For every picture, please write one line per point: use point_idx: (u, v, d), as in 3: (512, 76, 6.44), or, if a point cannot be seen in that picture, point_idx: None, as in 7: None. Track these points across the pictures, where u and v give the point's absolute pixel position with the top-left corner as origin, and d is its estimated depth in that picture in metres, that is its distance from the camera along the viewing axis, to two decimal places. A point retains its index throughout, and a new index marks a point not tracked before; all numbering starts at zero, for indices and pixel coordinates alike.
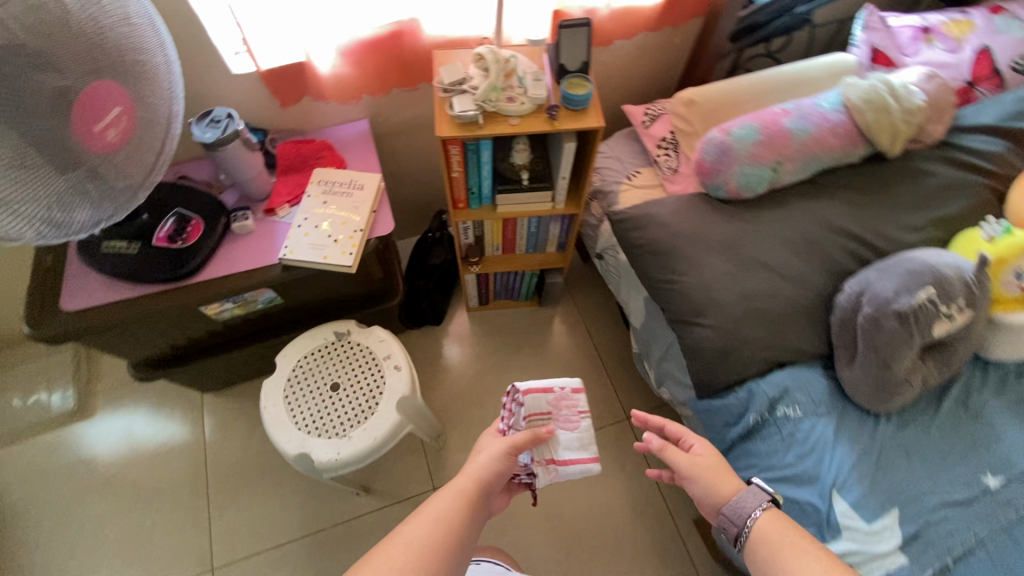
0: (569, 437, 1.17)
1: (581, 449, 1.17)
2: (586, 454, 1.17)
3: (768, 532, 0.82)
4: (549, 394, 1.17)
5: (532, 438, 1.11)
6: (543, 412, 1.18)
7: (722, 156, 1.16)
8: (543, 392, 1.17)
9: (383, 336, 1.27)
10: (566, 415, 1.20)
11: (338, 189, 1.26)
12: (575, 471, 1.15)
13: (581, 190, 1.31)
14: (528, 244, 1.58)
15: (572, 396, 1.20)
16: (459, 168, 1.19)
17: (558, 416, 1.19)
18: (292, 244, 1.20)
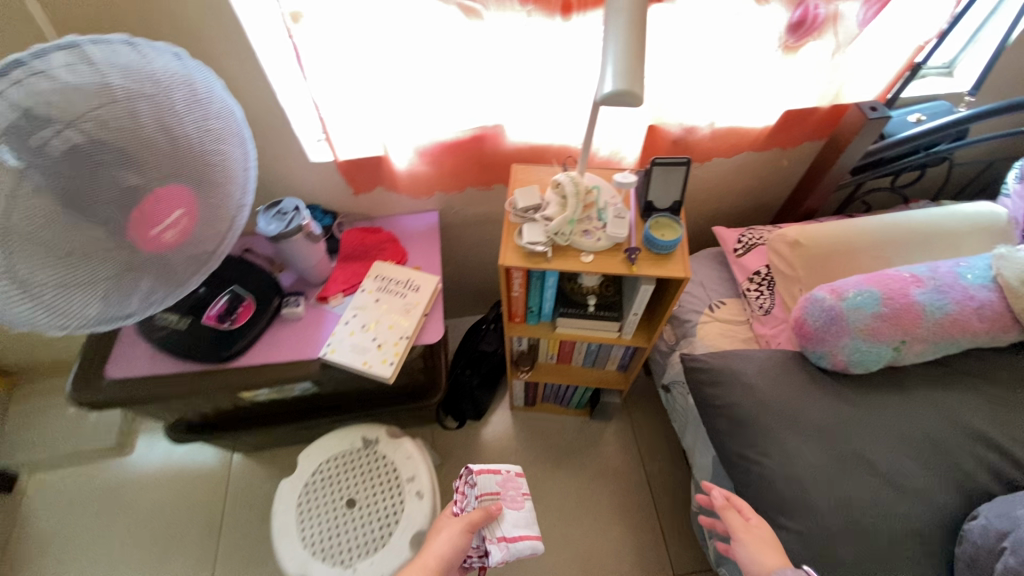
0: (513, 511, 1.06)
1: (525, 524, 1.04)
2: (531, 528, 1.04)
3: None
4: (496, 472, 1.11)
5: (481, 511, 1.02)
6: (491, 493, 1.09)
7: (832, 324, 0.96)
8: (492, 472, 1.11)
9: (411, 453, 1.17)
10: (513, 496, 1.10)
11: (394, 287, 1.20)
12: (524, 546, 1.01)
13: (653, 325, 1.16)
14: (586, 359, 1.44)
15: (513, 475, 1.13)
16: (521, 289, 1.09)
17: (503, 495, 1.09)
18: (335, 341, 1.13)
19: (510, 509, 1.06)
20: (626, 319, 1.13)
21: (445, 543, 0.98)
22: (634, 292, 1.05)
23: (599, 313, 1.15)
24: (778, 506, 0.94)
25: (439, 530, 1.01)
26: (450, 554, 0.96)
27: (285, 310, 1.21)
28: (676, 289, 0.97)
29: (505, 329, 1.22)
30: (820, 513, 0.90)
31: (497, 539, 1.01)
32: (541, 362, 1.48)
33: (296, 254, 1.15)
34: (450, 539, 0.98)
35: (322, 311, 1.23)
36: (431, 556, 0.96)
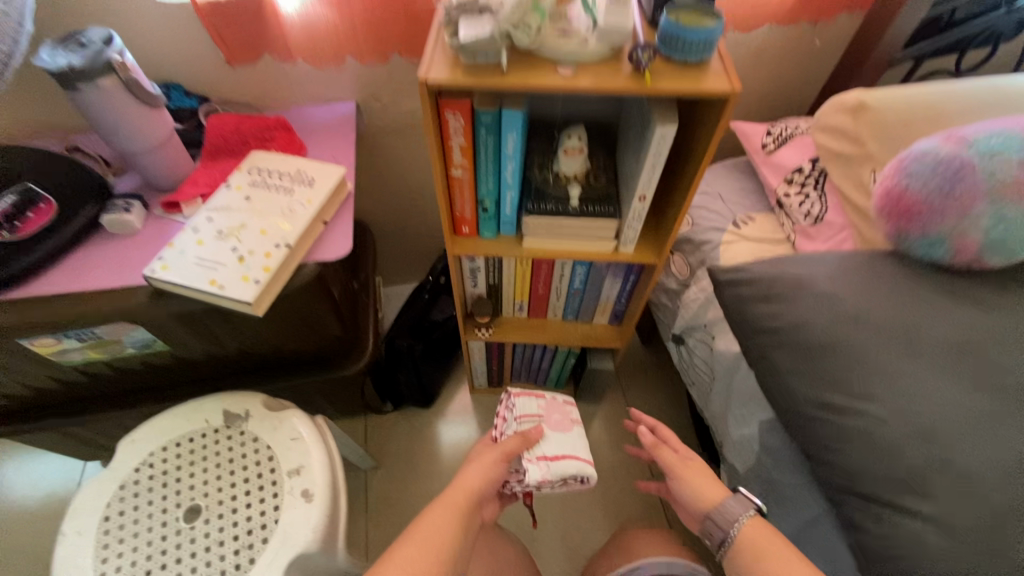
0: (554, 436, 0.83)
1: (569, 446, 0.82)
2: (575, 453, 0.81)
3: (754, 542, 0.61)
4: (537, 395, 0.89)
5: (519, 437, 0.80)
6: (533, 414, 0.87)
7: (956, 183, 0.60)
8: (533, 395, 0.90)
9: (298, 432, 0.75)
10: (557, 421, 0.87)
11: (275, 182, 0.79)
12: (571, 471, 0.79)
13: (664, 230, 0.79)
14: (567, 307, 1.05)
15: (560, 401, 0.90)
16: (466, 162, 0.69)
17: (545, 418, 0.87)
18: (172, 255, 0.71)
19: (552, 433, 0.84)
20: (625, 215, 0.75)
21: (487, 467, 0.75)
22: (640, 158, 0.68)
23: (585, 208, 0.76)
24: (901, 482, 0.56)
25: (475, 456, 0.79)
26: (485, 488, 0.73)
27: (105, 217, 0.79)
28: (710, 132, 0.61)
29: (446, 246, 0.81)
30: (978, 486, 0.53)
31: (535, 459, 0.80)
32: (506, 316, 1.09)
33: (117, 123, 0.74)
34: (487, 467, 0.76)
35: (172, 224, 0.82)
36: (461, 487, 0.72)
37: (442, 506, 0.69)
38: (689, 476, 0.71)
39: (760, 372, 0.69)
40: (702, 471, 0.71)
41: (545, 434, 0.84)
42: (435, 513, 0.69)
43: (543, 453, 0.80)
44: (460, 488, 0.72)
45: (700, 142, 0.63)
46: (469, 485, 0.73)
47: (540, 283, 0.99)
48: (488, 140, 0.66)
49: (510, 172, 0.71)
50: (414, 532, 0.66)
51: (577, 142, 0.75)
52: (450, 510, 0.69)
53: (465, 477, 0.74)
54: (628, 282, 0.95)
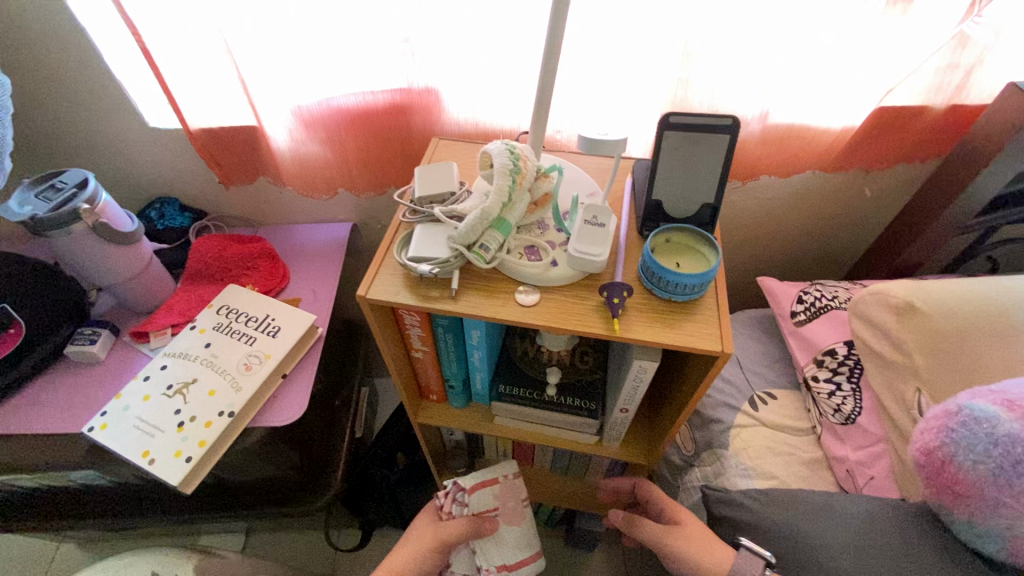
0: (509, 534, 0.77)
1: (525, 546, 0.78)
2: (529, 556, 0.77)
3: None
4: (490, 482, 0.78)
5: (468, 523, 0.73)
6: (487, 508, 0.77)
7: (1015, 475, 0.47)
8: (485, 483, 0.79)
9: None
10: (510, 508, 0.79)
11: (240, 328, 0.75)
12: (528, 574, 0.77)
13: (657, 431, 0.68)
14: (555, 462, 0.94)
15: (513, 480, 0.80)
16: (427, 348, 0.62)
17: (501, 510, 0.78)
18: (115, 411, 0.67)
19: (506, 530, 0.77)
20: (608, 418, 0.65)
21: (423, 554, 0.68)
22: (621, 371, 0.58)
23: (563, 399, 0.67)
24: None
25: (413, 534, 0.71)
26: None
27: (69, 347, 0.76)
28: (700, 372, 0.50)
29: (410, 415, 0.73)
30: None
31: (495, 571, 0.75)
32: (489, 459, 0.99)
33: (89, 261, 0.72)
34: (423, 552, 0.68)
35: (138, 355, 0.79)
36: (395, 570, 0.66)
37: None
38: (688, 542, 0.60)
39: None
40: (699, 526, 0.62)
41: (501, 532, 0.77)
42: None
43: (501, 562, 0.76)
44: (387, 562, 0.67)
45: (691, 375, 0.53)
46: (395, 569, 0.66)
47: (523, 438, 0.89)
48: (447, 333, 0.59)
49: (477, 360, 0.63)
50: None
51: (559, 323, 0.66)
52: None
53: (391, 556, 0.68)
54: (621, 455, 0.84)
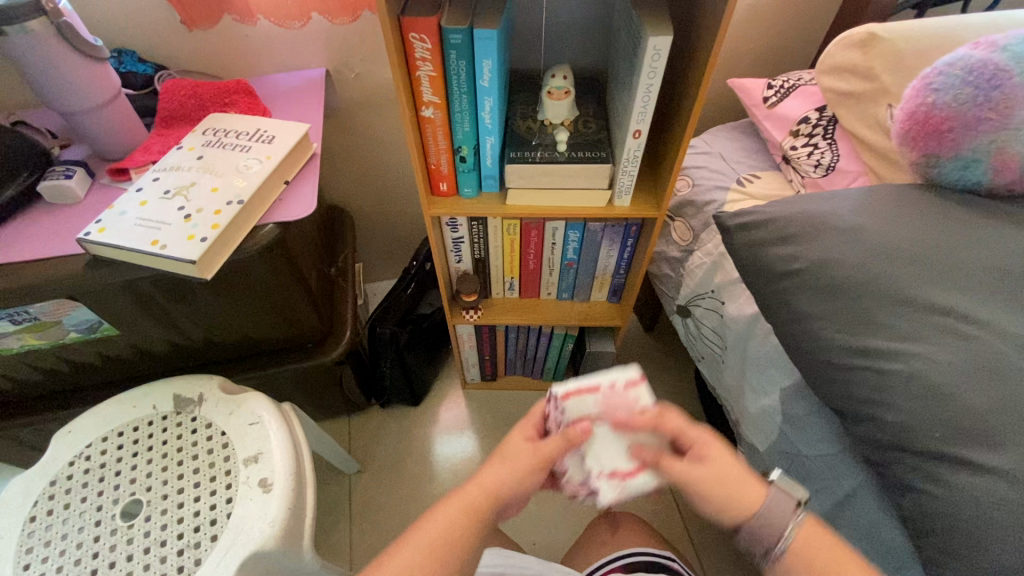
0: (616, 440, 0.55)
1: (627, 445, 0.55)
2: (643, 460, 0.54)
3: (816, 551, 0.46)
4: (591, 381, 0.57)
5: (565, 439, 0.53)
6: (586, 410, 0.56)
7: (992, 89, 0.54)
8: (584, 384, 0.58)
9: (257, 416, 0.66)
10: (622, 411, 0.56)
11: (232, 141, 0.72)
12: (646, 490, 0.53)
13: (663, 181, 0.71)
14: (561, 284, 0.96)
15: (624, 387, 0.58)
16: (437, 98, 0.62)
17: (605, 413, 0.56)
18: (112, 217, 0.64)
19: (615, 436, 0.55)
20: (620, 160, 0.67)
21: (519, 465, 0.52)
22: (631, 88, 0.60)
23: (574, 154, 0.68)
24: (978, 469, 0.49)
25: (512, 441, 0.55)
26: (520, 492, 0.52)
27: (43, 185, 0.70)
28: (710, 38, 0.53)
29: (423, 207, 0.73)
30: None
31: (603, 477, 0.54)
32: (496, 297, 1.00)
33: (51, 78, 0.67)
34: (520, 465, 0.52)
35: (119, 192, 0.74)
36: (493, 486, 0.51)
37: (466, 511, 0.50)
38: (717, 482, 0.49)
39: (776, 321, 0.61)
40: (728, 463, 0.50)
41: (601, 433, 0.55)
42: (444, 511, 0.50)
43: (607, 466, 0.54)
44: (482, 477, 0.52)
45: (698, 60, 0.56)
46: (494, 485, 0.51)
47: (530, 256, 0.90)
48: (460, 67, 0.59)
49: (488, 112, 0.64)
50: (425, 536, 0.49)
51: (561, 82, 0.69)
52: (463, 513, 0.50)
53: (490, 465, 0.53)
54: (626, 252, 0.87)
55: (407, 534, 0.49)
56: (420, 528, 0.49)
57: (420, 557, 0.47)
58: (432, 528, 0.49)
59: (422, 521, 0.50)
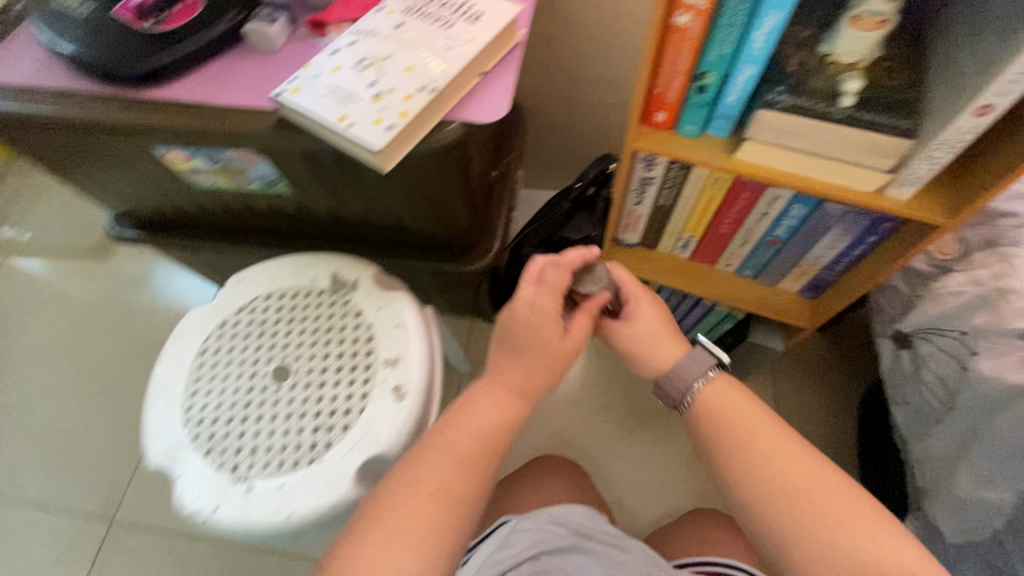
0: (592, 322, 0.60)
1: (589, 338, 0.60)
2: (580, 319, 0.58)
3: (716, 403, 0.53)
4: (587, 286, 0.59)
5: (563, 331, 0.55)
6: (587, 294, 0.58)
7: None
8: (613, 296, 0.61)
9: (402, 319, 0.64)
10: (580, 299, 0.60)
11: (437, 12, 0.63)
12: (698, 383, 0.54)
13: (983, 178, 0.51)
14: (749, 260, 0.79)
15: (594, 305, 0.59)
16: (705, 1, 0.46)
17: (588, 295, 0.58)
18: (307, 78, 0.59)
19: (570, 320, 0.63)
20: (928, 139, 0.48)
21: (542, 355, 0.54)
22: (1018, 39, 0.40)
23: (860, 114, 0.50)
24: None
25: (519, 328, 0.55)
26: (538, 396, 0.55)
27: (250, 25, 0.68)
28: None
29: (627, 136, 0.60)
30: None
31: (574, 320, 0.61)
32: (660, 250, 0.86)
33: None
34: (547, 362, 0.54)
35: (314, 48, 0.69)
36: (534, 353, 0.54)
37: (456, 453, 0.49)
38: (642, 340, 0.58)
39: None
40: (648, 328, 0.58)
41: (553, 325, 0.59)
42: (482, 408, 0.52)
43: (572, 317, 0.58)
44: (449, 438, 0.50)
45: None
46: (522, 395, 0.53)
47: (724, 221, 0.74)
48: None
49: (763, 33, 0.47)
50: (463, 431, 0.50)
51: (885, 6, 0.47)
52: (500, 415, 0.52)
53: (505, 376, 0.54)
54: (857, 248, 0.68)
55: (392, 481, 0.47)
56: (423, 475, 0.47)
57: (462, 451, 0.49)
58: (426, 474, 0.47)
59: (417, 454, 0.49)
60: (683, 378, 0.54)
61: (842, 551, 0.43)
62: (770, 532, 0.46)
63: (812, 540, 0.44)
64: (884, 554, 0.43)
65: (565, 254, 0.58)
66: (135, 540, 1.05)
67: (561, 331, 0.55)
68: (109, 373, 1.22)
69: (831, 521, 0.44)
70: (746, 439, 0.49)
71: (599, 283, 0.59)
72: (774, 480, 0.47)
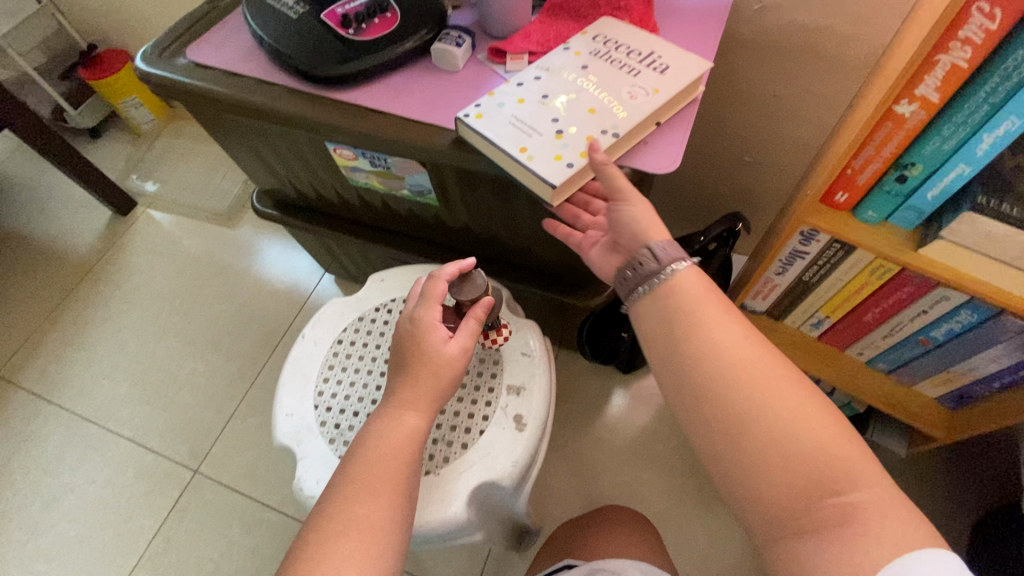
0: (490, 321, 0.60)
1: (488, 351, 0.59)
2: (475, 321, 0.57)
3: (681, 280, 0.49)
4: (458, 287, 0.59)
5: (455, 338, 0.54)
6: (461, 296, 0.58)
7: None
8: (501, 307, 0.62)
9: (530, 348, 0.65)
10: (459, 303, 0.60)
11: (622, 58, 0.64)
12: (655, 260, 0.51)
13: None
14: (888, 353, 0.74)
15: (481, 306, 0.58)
16: (938, 95, 0.45)
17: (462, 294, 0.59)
18: (491, 105, 0.62)
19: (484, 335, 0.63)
20: None
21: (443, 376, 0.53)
22: None
23: None
24: None
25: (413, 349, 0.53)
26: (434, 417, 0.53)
27: (437, 45, 0.71)
28: None
29: (800, 210, 0.58)
30: None
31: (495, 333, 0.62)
32: (784, 323, 0.83)
33: None
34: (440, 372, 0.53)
35: (489, 73, 0.72)
36: (437, 369, 0.52)
37: (373, 491, 0.47)
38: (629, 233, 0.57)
39: None
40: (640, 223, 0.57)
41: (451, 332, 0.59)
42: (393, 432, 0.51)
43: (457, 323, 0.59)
44: (367, 477, 0.48)
45: None
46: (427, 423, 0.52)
47: (871, 310, 0.70)
48: (1018, 69, 0.41)
49: (994, 136, 0.45)
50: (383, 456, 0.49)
51: None
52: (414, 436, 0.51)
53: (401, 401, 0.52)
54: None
55: (324, 506, 0.47)
56: (348, 516, 0.46)
57: (387, 476, 0.48)
58: (353, 513, 0.46)
59: (342, 499, 0.47)
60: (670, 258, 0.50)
61: (777, 444, 0.41)
62: (709, 429, 0.44)
63: (755, 466, 0.42)
64: (836, 460, 0.40)
65: (441, 267, 0.60)
66: (214, 495, 1.11)
67: (444, 343, 0.53)
68: (216, 332, 1.31)
69: (765, 412, 0.42)
70: (694, 332, 0.47)
71: (476, 285, 0.58)
72: (713, 365, 0.45)
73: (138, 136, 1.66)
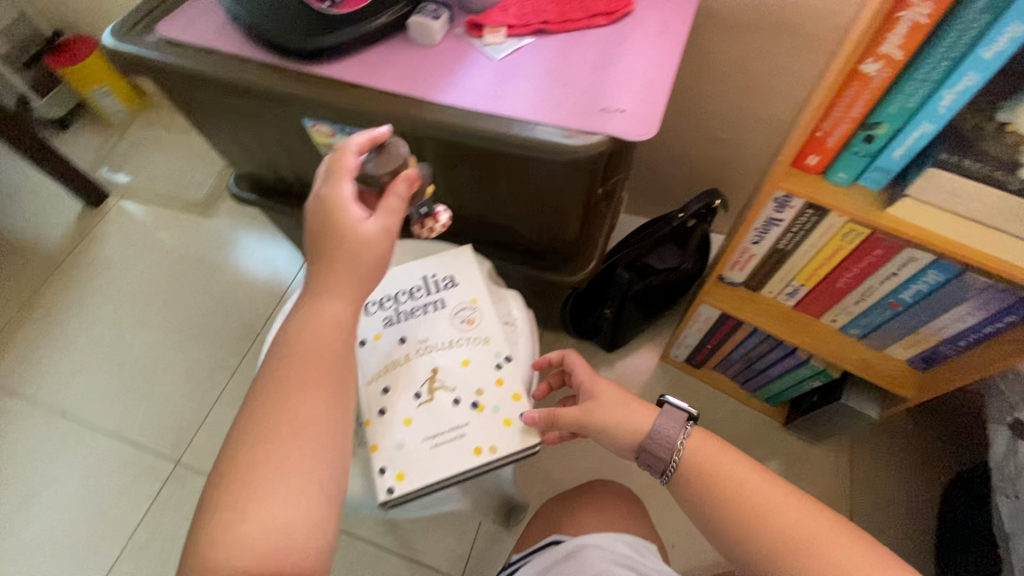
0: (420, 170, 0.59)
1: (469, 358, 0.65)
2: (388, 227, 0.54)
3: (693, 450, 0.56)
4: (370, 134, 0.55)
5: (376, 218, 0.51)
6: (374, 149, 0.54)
7: None
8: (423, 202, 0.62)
9: (512, 317, 0.65)
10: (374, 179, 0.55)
11: (415, 306, 0.62)
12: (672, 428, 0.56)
13: None
14: (861, 317, 0.77)
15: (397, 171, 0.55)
16: (901, 54, 0.46)
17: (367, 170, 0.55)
18: (393, 457, 0.53)
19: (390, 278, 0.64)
20: None
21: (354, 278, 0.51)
22: None
23: None
24: None
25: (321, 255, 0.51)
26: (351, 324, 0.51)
27: (413, 18, 0.71)
28: None
29: (774, 174, 0.60)
30: None
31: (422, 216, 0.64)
32: (762, 292, 0.85)
33: None
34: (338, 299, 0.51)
35: (467, 46, 0.72)
36: (352, 248, 0.50)
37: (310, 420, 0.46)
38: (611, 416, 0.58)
39: None
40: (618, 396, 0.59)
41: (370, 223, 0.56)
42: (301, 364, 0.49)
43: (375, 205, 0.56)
44: (284, 403, 0.46)
45: None
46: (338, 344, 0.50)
47: (844, 274, 0.72)
48: (976, 23, 0.42)
49: (954, 93, 0.46)
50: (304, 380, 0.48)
51: None
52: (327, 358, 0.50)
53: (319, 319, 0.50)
54: (990, 325, 0.65)
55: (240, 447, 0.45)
56: (277, 448, 0.44)
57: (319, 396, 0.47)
58: (292, 441, 0.45)
59: (259, 433, 0.45)
60: (663, 446, 0.56)
61: None
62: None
63: None
64: None
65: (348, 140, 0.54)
66: (198, 485, 1.10)
67: (361, 219, 0.51)
68: (195, 321, 1.29)
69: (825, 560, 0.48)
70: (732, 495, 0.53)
71: (400, 155, 0.56)
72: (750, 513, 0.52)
73: (108, 127, 1.61)
